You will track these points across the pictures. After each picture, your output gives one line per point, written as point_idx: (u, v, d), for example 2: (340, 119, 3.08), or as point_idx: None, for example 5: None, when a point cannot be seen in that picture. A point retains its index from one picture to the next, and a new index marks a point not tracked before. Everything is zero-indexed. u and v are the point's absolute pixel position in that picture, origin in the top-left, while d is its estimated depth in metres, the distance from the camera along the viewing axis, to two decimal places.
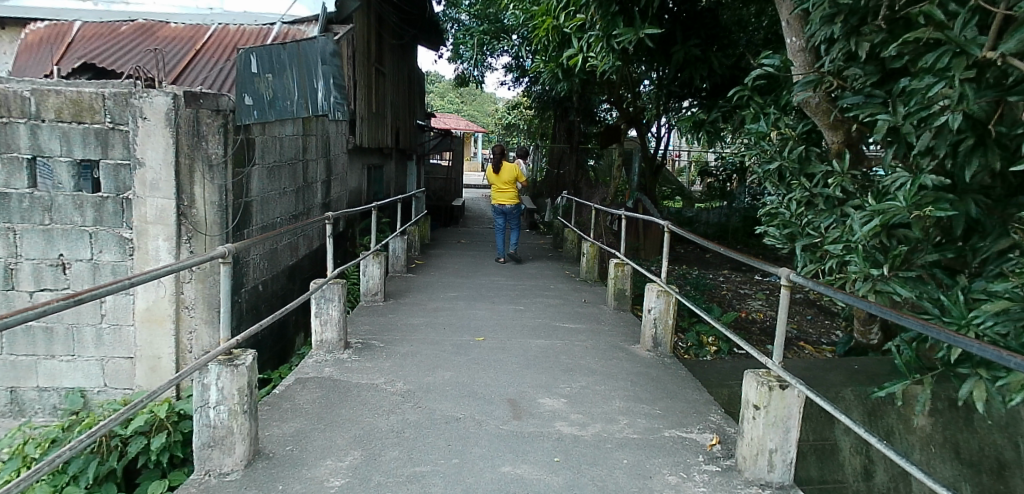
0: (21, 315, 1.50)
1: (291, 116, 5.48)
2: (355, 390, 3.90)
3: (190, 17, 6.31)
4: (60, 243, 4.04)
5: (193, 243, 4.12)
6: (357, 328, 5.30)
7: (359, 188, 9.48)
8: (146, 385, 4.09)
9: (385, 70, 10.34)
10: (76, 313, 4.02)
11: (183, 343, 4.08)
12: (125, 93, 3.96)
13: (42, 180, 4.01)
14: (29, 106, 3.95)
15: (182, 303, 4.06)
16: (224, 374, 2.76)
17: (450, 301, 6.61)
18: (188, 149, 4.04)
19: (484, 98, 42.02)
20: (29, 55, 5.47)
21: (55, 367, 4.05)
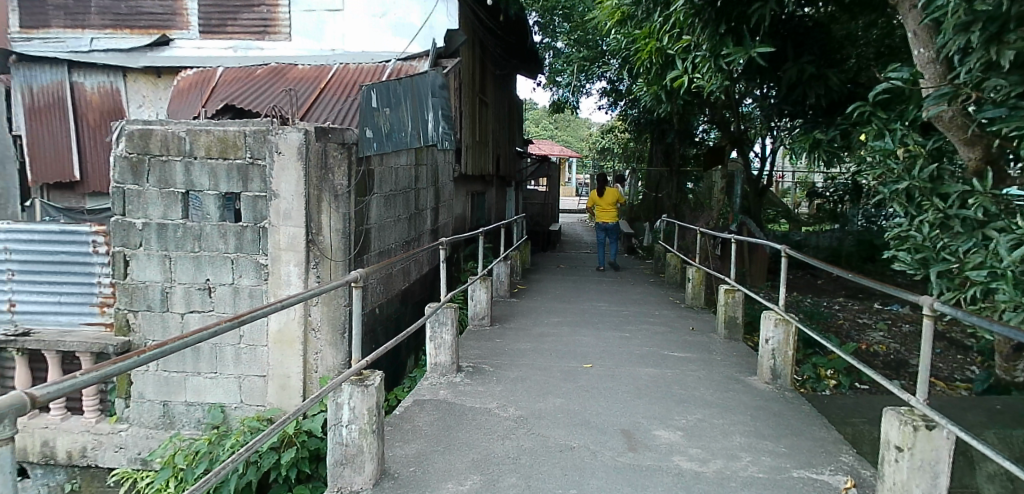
0: (191, 340, 1.74)
1: (406, 147, 5.74)
2: (471, 414, 3.96)
3: (316, 59, 6.80)
4: (207, 268, 4.38)
5: (320, 269, 4.39)
6: (466, 352, 5.39)
7: (464, 214, 9.74)
8: (277, 403, 4.34)
9: (487, 99, 10.62)
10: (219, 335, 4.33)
11: (310, 363, 4.34)
12: (263, 130, 4.28)
13: (192, 212, 4.39)
14: (185, 145, 4.33)
15: (309, 325, 4.34)
16: (356, 394, 2.87)
17: (556, 327, 6.59)
18: (317, 181, 4.34)
19: (578, 123, 42.07)
20: (180, 99, 6.08)
21: (200, 384, 4.37)
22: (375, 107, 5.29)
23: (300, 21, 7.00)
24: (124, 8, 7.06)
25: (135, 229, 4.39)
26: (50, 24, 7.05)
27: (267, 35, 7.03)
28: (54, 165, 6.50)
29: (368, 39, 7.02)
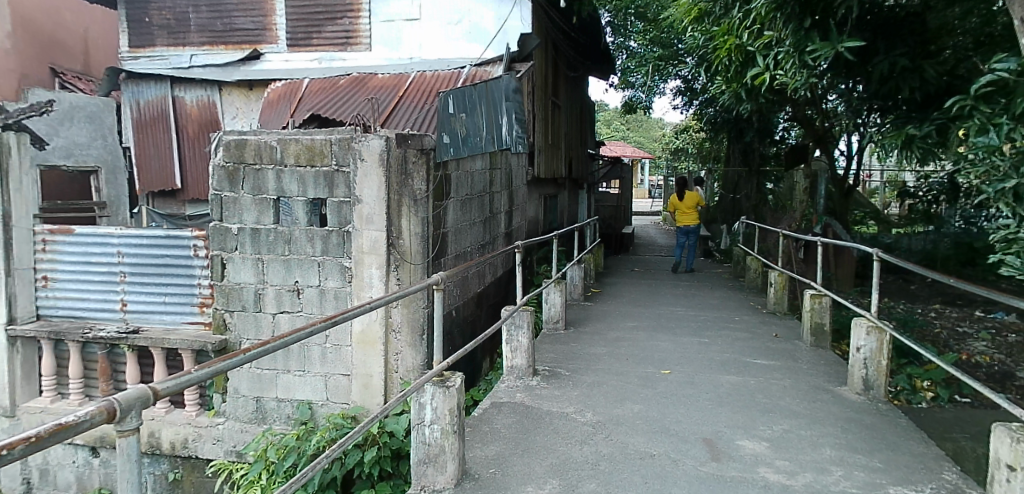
0: (284, 341, 1.84)
1: (481, 151, 5.82)
2: (548, 418, 3.95)
3: (394, 67, 7.00)
4: (297, 271, 4.49)
5: (400, 272, 4.49)
6: (542, 356, 5.39)
7: (537, 217, 9.75)
8: (360, 401, 4.47)
9: (560, 102, 10.60)
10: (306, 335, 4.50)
11: (391, 363, 4.46)
12: (347, 139, 4.41)
13: (283, 218, 4.53)
14: (276, 154, 4.49)
15: (390, 326, 4.47)
16: (438, 394, 2.93)
17: (631, 331, 6.48)
18: (398, 186, 4.43)
19: (650, 124, 41.26)
20: (270, 110, 6.41)
21: (290, 381, 4.55)
22: (452, 112, 5.35)
23: (380, 32, 7.22)
24: (220, 25, 7.48)
25: (231, 234, 4.53)
26: (155, 43, 7.60)
27: (349, 46, 7.29)
28: (158, 174, 7.02)
29: (443, 46, 7.16)
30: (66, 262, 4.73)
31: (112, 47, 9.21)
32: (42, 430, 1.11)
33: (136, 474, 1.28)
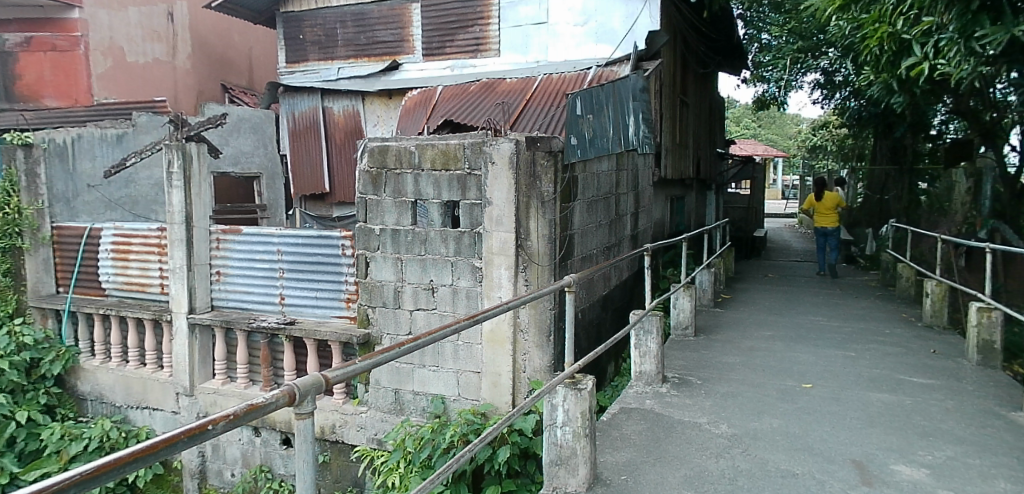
0: (417, 343, 1.95)
1: (607, 152, 5.78)
2: (680, 428, 3.82)
3: (522, 71, 7.12)
4: (431, 270, 4.47)
5: (528, 273, 4.34)
6: (671, 362, 5.24)
7: (663, 219, 9.48)
8: (489, 398, 4.42)
9: (688, 100, 10.24)
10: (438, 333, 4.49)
11: (518, 363, 4.38)
12: (479, 143, 4.34)
13: (420, 219, 4.54)
14: (414, 158, 4.50)
15: (518, 326, 4.39)
16: (570, 397, 2.92)
17: (767, 341, 6.11)
18: (526, 189, 4.28)
19: (783, 120, 38.78)
20: (407, 117, 6.78)
21: (425, 376, 4.56)
22: (580, 114, 5.32)
23: (509, 37, 7.37)
24: (364, 39, 7.99)
25: (374, 235, 4.57)
26: (308, 58, 8.26)
27: (478, 52, 7.52)
28: (311, 178, 7.67)
29: (571, 48, 7.17)
30: (236, 259, 4.83)
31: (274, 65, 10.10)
32: (236, 409, 1.25)
33: (311, 455, 1.40)
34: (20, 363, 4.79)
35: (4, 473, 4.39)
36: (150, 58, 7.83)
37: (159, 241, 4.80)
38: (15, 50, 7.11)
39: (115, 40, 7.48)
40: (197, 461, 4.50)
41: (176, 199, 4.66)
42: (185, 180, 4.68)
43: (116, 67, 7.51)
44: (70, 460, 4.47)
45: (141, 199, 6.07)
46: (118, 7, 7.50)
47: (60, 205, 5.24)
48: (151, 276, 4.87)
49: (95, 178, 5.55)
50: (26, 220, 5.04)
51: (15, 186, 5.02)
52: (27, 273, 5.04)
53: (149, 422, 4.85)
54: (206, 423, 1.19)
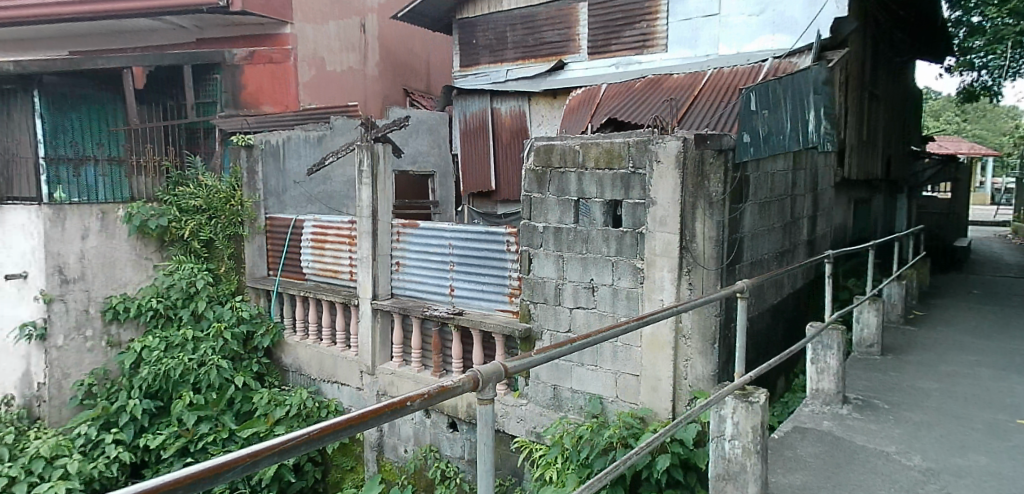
0: (580, 345, 2.04)
1: (784, 150, 5.31)
2: (863, 455, 3.45)
3: (690, 66, 6.86)
4: (592, 269, 4.06)
5: (692, 276, 3.77)
6: (852, 383, 4.74)
7: (845, 224, 8.61)
8: (648, 404, 3.85)
9: (878, 93, 9.21)
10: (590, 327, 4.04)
11: (679, 370, 3.77)
12: (643, 140, 3.87)
13: (581, 217, 4.13)
14: (578, 157, 4.13)
15: (680, 331, 3.77)
16: (740, 409, 2.76)
17: (972, 368, 5.31)
18: (692, 188, 3.75)
19: (995, 113, 33.58)
20: (570, 116, 6.87)
21: (583, 374, 4.10)
22: (753, 110, 4.96)
23: (677, 31, 7.15)
24: (532, 40, 8.15)
25: (538, 232, 4.26)
26: (479, 62, 8.63)
27: (645, 49, 7.36)
28: (479, 176, 8.19)
29: (744, 40, 6.78)
30: (412, 250, 4.79)
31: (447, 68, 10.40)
32: (430, 390, 1.44)
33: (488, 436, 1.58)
34: (239, 334, 5.25)
35: (224, 429, 4.80)
36: (346, 67, 7.71)
37: (350, 233, 4.97)
38: (240, 62, 6.77)
39: (318, 51, 7.24)
40: (375, 434, 4.68)
41: (364, 195, 4.76)
42: (373, 177, 4.74)
43: (320, 76, 7.28)
44: (276, 424, 4.83)
45: (337, 193, 6.23)
46: (321, 20, 7.28)
47: (273, 198, 5.73)
48: (342, 263, 5.04)
49: (301, 176, 5.88)
50: (246, 210, 5.59)
51: (239, 181, 5.66)
52: (246, 257, 5.61)
53: (338, 395, 5.08)
54: (404, 400, 1.39)
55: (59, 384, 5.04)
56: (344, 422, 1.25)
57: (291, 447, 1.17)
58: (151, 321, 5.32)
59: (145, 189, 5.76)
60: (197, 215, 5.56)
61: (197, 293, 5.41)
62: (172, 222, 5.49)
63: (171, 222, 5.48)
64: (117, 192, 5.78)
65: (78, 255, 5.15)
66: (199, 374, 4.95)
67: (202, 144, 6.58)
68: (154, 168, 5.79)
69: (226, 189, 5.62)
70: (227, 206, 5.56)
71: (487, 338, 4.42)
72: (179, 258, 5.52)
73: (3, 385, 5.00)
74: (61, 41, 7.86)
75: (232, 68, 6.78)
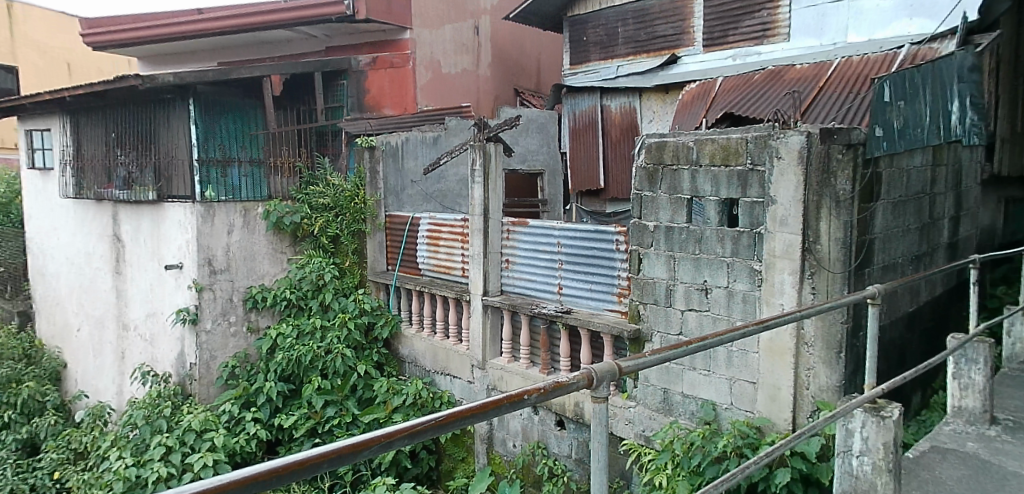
0: (692, 349, 2.00)
1: (923, 143, 4.81)
2: (1015, 482, 3.08)
3: (815, 56, 6.48)
4: (705, 270, 3.73)
5: (816, 280, 3.34)
6: (1002, 402, 4.24)
7: (994, 226, 7.71)
8: (767, 414, 3.59)
9: None
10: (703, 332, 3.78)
11: (802, 380, 3.47)
12: (763, 135, 3.47)
13: (694, 217, 3.82)
14: (691, 154, 3.79)
15: (803, 338, 3.47)
16: (870, 424, 2.56)
17: None
18: (817, 185, 3.31)
19: None
20: (684, 111, 6.68)
21: (695, 379, 3.89)
22: (888, 100, 4.55)
23: (800, 19, 6.73)
24: (644, 35, 7.96)
25: (648, 231, 4.00)
26: (590, 58, 8.53)
27: (765, 39, 6.97)
28: (586, 174, 8.14)
29: (876, 25, 6.30)
30: (523, 247, 4.80)
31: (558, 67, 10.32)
32: (545, 385, 1.47)
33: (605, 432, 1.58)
34: (361, 324, 5.57)
35: (348, 414, 5.17)
36: (460, 70, 7.95)
37: (463, 231, 5.11)
38: (365, 68, 7.05)
39: (435, 55, 7.49)
40: (486, 427, 4.80)
41: (477, 193, 4.87)
42: (485, 176, 4.83)
43: (436, 79, 7.54)
44: (394, 411, 5.08)
45: (450, 192, 6.48)
46: (437, 24, 7.52)
47: (392, 196, 5.99)
48: (455, 260, 5.19)
49: (417, 175, 6.07)
50: (369, 209, 5.90)
51: (363, 180, 5.93)
52: (368, 252, 5.91)
53: (450, 387, 5.23)
54: (521, 394, 1.42)
55: (208, 364, 5.66)
56: (465, 412, 1.29)
57: (421, 430, 1.24)
58: (286, 310, 5.79)
59: (280, 187, 6.20)
60: (325, 212, 5.91)
61: (325, 285, 5.79)
62: (304, 219, 5.91)
63: (303, 219, 5.91)
64: (257, 189, 6.14)
65: (225, 248, 5.71)
66: (326, 361, 5.28)
67: (330, 147, 6.75)
68: (289, 167, 6.22)
69: (351, 188, 5.92)
70: (352, 204, 5.89)
71: (595, 338, 4.36)
72: (310, 252, 5.94)
73: (171, 360, 5.92)
74: (212, 53, 8.67)
75: (358, 74, 7.04)
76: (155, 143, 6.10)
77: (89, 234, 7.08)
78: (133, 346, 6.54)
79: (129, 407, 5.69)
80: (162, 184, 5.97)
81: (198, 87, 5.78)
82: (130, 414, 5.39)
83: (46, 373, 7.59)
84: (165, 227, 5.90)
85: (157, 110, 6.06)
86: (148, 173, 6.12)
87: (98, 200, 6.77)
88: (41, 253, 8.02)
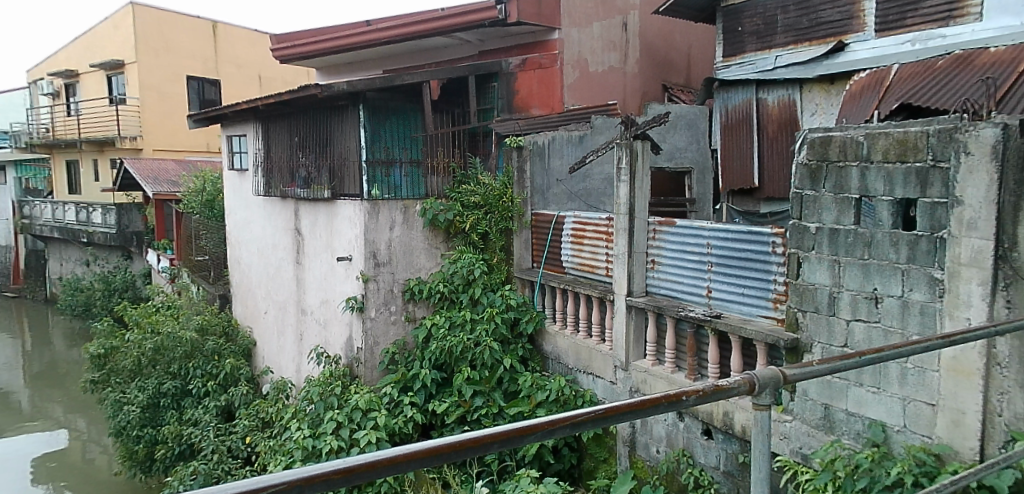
0: (852, 362, 1.88)
1: None
2: None
3: (1015, 36, 5.71)
4: (876, 277, 3.37)
5: (1013, 293, 2.86)
6: None
7: None
8: (948, 441, 3.17)
9: None
10: (868, 341, 3.43)
11: (994, 405, 3.01)
12: (950, 128, 3.06)
13: (864, 218, 3.46)
14: (862, 150, 3.44)
15: (995, 357, 3.00)
16: None
17: None
18: (1016, 185, 2.85)
19: None
20: (853, 103, 6.21)
21: (860, 397, 3.53)
22: None
23: None
24: (807, 21, 7.25)
25: (809, 233, 3.69)
26: (745, 49, 7.89)
27: (953, 20, 6.13)
28: (739, 172, 7.72)
29: None
30: (669, 249, 4.67)
31: (710, 61, 9.89)
32: (708, 387, 1.52)
33: (767, 429, 1.68)
34: (508, 319, 5.73)
35: (495, 405, 5.38)
36: (607, 67, 7.87)
37: (607, 230, 5.08)
38: (516, 70, 7.27)
39: (583, 53, 7.47)
40: (629, 429, 4.74)
41: (623, 192, 4.81)
42: (632, 173, 4.76)
43: (584, 78, 7.53)
44: (538, 406, 5.18)
45: (595, 191, 6.45)
46: (585, 22, 7.48)
47: (538, 195, 6.04)
48: (599, 259, 5.17)
49: (563, 173, 6.08)
50: (516, 207, 6.03)
51: (511, 180, 6.09)
52: (515, 250, 6.09)
53: (593, 387, 5.23)
54: (683, 394, 1.49)
55: (372, 350, 6.25)
56: (624, 408, 1.38)
57: (581, 422, 1.34)
58: (440, 302, 6.15)
59: (436, 187, 6.47)
60: (476, 210, 6.13)
61: (474, 280, 6.02)
62: (456, 216, 6.17)
63: (455, 216, 6.17)
64: (416, 189, 6.48)
65: (387, 243, 6.22)
66: (475, 353, 5.51)
67: (481, 147, 7.02)
68: (444, 168, 6.47)
69: (499, 186, 6.12)
70: (500, 202, 6.07)
71: (748, 345, 4.13)
72: (461, 248, 6.19)
73: (341, 345, 6.57)
74: (378, 61, 9.42)
75: (508, 76, 7.29)
76: (331, 146, 6.74)
77: (275, 228, 7.96)
78: (310, 328, 7.29)
79: (307, 383, 6.41)
80: (335, 184, 6.60)
81: (367, 94, 6.32)
82: (308, 389, 6.20)
83: (241, 349, 8.69)
84: (337, 222, 6.54)
85: (332, 117, 6.69)
86: (323, 173, 6.79)
87: (283, 198, 7.60)
88: (237, 244, 9.16)
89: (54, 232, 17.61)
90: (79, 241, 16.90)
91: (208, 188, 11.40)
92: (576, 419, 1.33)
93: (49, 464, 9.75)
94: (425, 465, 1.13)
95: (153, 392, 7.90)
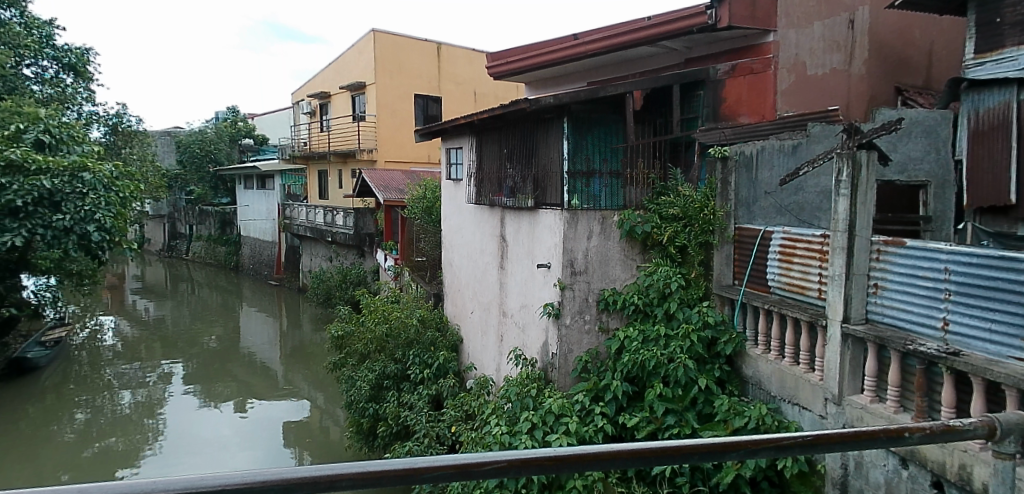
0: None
1: None
2: None
3: None
4: None
5: None
6: None
7: None
8: None
9: None
10: None
11: None
12: None
13: None
14: None
15: None
16: None
17: None
18: None
19: None
20: None
21: None
22: None
23: None
24: None
25: None
26: (1005, 44, 6.58)
27: None
28: (991, 186, 6.63)
29: None
30: (897, 272, 4.13)
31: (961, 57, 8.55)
32: (934, 426, 1.62)
33: (1008, 476, 1.78)
34: (704, 337, 5.53)
35: (688, 426, 5.19)
36: (830, 69, 7.19)
37: (822, 248, 4.63)
38: (723, 77, 6.93)
39: (802, 56, 6.90)
40: (840, 470, 4.30)
41: (841, 207, 4.37)
42: (853, 188, 4.31)
43: (801, 82, 6.95)
44: (735, 432, 4.92)
45: (808, 205, 5.90)
46: (806, 22, 6.91)
47: (742, 208, 5.73)
48: (810, 280, 4.75)
49: (772, 186, 5.64)
50: (718, 220, 5.77)
51: (713, 191, 5.86)
52: (715, 265, 5.80)
53: (799, 419, 4.81)
54: (903, 430, 1.58)
55: (566, 356, 6.48)
56: (838, 437, 1.50)
57: (792, 445, 1.48)
58: (634, 315, 6.10)
59: (634, 197, 6.47)
60: (675, 222, 6.01)
61: (671, 294, 5.89)
62: (654, 228, 6.12)
63: (653, 228, 6.12)
64: (615, 200, 6.58)
65: (584, 252, 6.37)
66: (669, 369, 5.41)
67: (683, 158, 6.82)
68: (643, 178, 6.41)
69: (700, 198, 5.89)
70: (701, 215, 5.84)
71: (995, 390, 3.50)
72: (658, 260, 6.11)
73: (539, 350, 6.86)
74: (582, 74, 9.66)
75: (716, 84, 6.98)
76: (535, 157, 7.09)
77: (483, 233, 8.55)
78: (510, 330, 7.73)
79: (507, 382, 6.83)
80: (538, 194, 6.94)
81: (572, 106, 6.52)
82: (507, 388, 6.59)
83: (450, 343, 9.52)
84: (539, 231, 6.87)
85: (537, 130, 7.04)
86: (528, 183, 7.16)
87: (491, 205, 8.15)
88: (450, 247, 9.99)
89: (307, 230, 20.79)
90: (325, 239, 19.74)
91: (429, 195, 12.61)
92: (786, 443, 1.48)
93: (297, 428, 11.54)
94: (634, 464, 1.36)
95: (380, 374, 8.98)
